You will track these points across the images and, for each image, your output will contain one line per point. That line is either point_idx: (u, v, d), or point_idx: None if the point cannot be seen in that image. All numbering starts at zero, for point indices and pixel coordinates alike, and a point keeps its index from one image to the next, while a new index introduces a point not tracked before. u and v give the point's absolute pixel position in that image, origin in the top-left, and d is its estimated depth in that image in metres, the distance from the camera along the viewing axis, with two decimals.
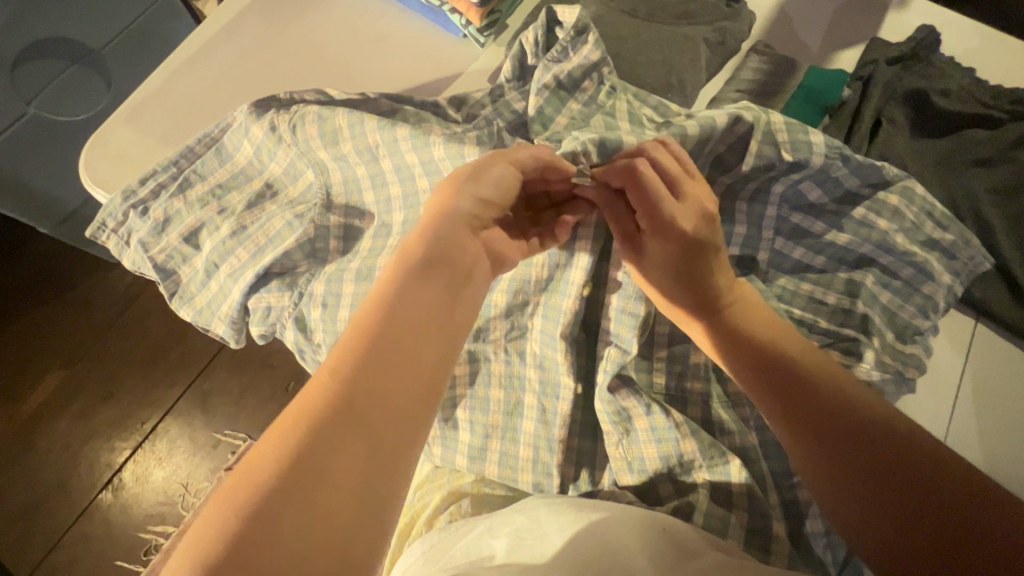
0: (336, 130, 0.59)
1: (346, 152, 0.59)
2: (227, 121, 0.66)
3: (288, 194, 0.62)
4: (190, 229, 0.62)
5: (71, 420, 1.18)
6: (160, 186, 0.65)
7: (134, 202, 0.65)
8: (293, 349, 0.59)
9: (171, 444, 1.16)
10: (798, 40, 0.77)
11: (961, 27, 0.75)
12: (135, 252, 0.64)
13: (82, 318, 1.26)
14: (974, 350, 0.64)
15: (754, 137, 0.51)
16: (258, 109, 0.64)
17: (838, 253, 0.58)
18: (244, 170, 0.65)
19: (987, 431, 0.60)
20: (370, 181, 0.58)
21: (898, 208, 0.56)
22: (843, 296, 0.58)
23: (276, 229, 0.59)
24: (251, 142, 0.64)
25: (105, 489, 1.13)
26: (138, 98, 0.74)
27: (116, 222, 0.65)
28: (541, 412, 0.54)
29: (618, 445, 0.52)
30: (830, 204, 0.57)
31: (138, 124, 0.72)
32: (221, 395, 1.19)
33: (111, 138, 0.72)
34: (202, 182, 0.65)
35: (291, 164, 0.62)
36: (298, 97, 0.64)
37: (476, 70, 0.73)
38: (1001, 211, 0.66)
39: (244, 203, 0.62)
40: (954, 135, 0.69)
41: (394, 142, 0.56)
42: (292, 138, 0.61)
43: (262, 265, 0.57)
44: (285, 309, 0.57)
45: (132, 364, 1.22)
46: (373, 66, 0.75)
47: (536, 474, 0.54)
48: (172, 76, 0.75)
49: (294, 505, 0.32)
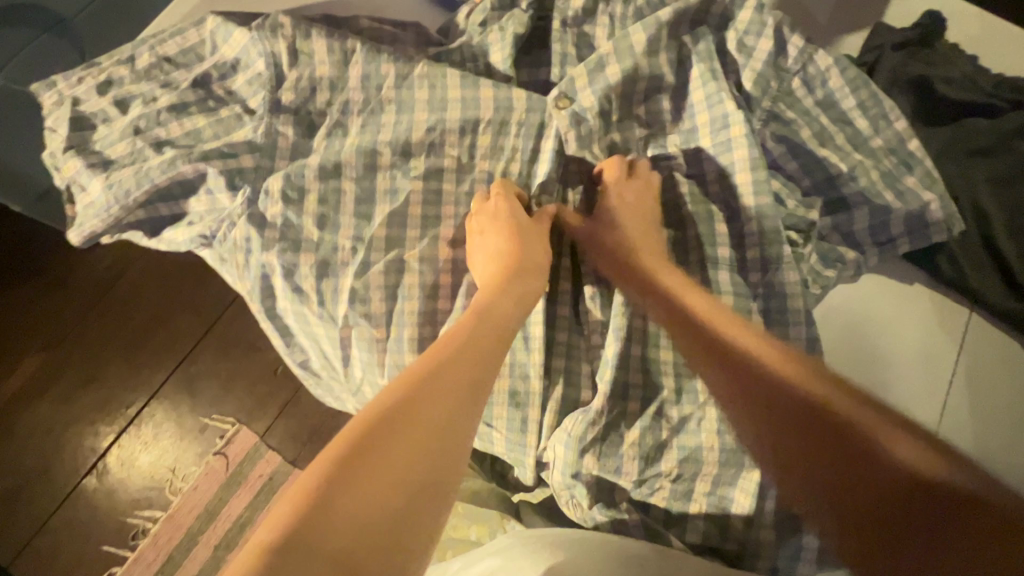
0: (369, 78, 0.66)
1: (384, 118, 0.66)
2: (203, 74, 0.70)
3: (245, 165, 0.65)
4: (141, 170, 0.65)
5: (51, 405, 1.05)
6: (120, 156, 0.67)
7: (92, 170, 0.67)
8: (286, 314, 0.66)
9: (157, 428, 1.04)
10: (809, 14, 0.76)
11: (966, 15, 0.75)
12: (87, 215, 0.67)
13: (47, 296, 1.10)
14: (969, 336, 0.65)
15: (696, 66, 0.64)
16: (261, 24, 0.67)
17: (826, 177, 0.65)
18: (201, 130, 0.67)
19: (980, 408, 0.62)
20: (390, 149, 0.65)
21: (857, 165, 0.63)
22: (803, 205, 0.65)
23: (243, 193, 0.65)
24: (245, 77, 0.70)
25: (89, 474, 1.01)
26: (110, 69, 0.71)
27: (81, 184, 0.68)
28: (538, 367, 0.59)
29: (590, 431, 0.55)
30: (806, 182, 0.66)
31: (112, 99, 0.69)
32: (209, 377, 1.06)
33: (92, 112, 0.70)
34: (160, 141, 0.67)
35: (299, 135, 0.67)
36: (266, 52, 0.67)
37: (474, 40, 0.69)
38: (1000, 201, 0.64)
39: (209, 130, 0.67)
40: (957, 122, 0.69)
41: (411, 100, 0.65)
42: (298, 101, 0.67)
43: (251, 238, 0.65)
44: (235, 216, 0.66)
45: (111, 345, 1.07)
46: (371, 31, 0.71)
47: (537, 450, 0.58)
48: (163, 54, 0.71)
49: (356, 489, 0.40)
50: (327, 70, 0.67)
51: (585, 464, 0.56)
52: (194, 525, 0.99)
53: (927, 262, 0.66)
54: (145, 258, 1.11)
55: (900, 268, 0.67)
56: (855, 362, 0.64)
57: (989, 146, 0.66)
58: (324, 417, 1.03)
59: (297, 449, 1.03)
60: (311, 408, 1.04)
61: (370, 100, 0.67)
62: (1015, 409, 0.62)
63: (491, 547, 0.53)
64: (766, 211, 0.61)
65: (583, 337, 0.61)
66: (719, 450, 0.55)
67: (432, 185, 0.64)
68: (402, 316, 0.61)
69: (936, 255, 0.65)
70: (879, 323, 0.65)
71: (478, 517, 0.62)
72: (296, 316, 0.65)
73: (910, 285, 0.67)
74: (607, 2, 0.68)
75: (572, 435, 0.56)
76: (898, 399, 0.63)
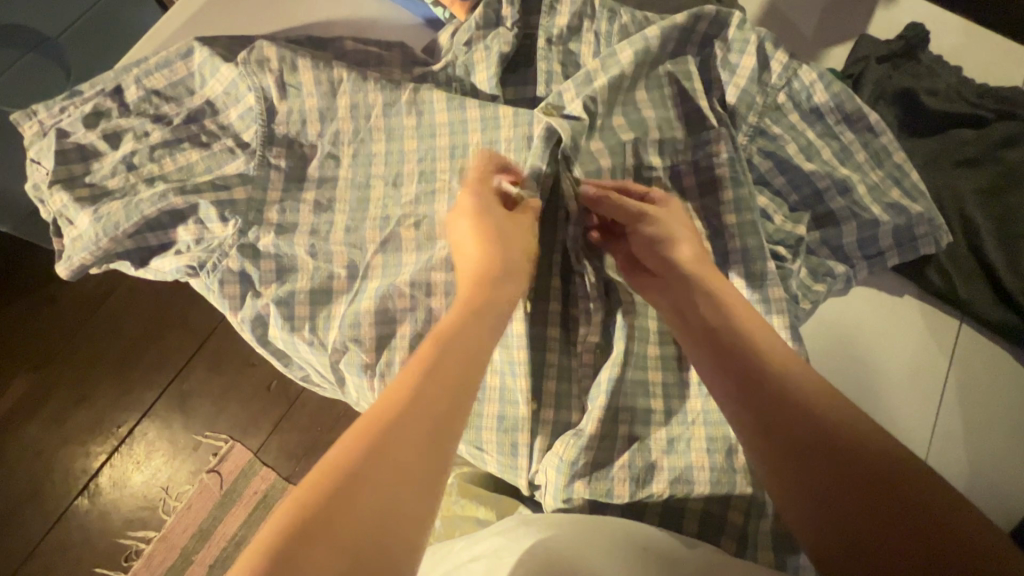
0: (358, 106, 0.67)
1: (375, 147, 0.67)
2: (195, 111, 0.71)
3: (237, 197, 0.66)
4: (131, 199, 0.65)
5: (42, 426, 1.04)
6: (110, 189, 0.67)
7: (80, 203, 0.66)
8: (277, 341, 0.64)
9: (149, 448, 1.03)
10: (793, 30, 0.77)
11: (948, 25, 0.75)
12: (75, 247, 0.66)
13: (36, 319, 1.09)
14: (960, 349, 0.65)
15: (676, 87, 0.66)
16: (246, 59, 0.68)
17: (813, 192, 0.65)
18: (194, 165, 0.68)
19: (971, 422, 0.62)
20: (383, 182, 0.66)
21: (845, 179, 0.63)
22: (789, 221, 0.65)
23: (234, 225, 0.65)
24: (237, 109, 0.70)
25: (81, 495, 1.00)
26: (97, 101, 0.70)
27: (68, 217, 0.68)
28: (531, 391, 0.58)
29: (582, 457, 0.55)
30: (793, 198, 0.66)
31: (102, 132, 0.69)
32: (201, 398, 1.05)
33: (78, 144, 0.69)
34: (152, 176, 0.67)
35: (291, 166, 0.68)
36: (254, 85, 0.68)
37: (461, 59, 0.69)
38: (987, 212, 0.65)
39: (200, 164, 0.68)
40: (943, 134, 0.69)
41: (399, 128, 0.66)
42: (290, 133, 0.69)
43: (245, 268, 0.64)
44: (223, 247, 0.65)
45: (103, 364, 1.07)
46: (357, 53, 0.71)
47: (531, 474, 0.58)
48: (152, 87, 0.71)
49: (365, 498, 0.37)
50: (316, 100, 0.67)
51: (576, 490, 0.55)
52: (188, 545, 0.98)
53: (916, 274, 0.66)
54: (137, 283, 1.10)
55: (889, 280, 0.68)
56: (847, 377, 0.64)
57: (977, 157, 0.67)
58: (319, 434, 1.02)
59: (291, 466, 1.01)
60: (305, 424, 1.03)
61: (359, 129, 0.67)
62: (1009, 420, 0.62)
63: (495, 528, 0.53)
64: (751, 229, 0.61)
65: (573, 358, 0.61)
66: (709, 469, 0.55)
67: (422, 207, 0.64)
68: (393, 341, 0.60)
69: (925, 266, 0.65)
70: (870, 336, 0.65)
71: (488, 499, 0.63)
72: (286, 344, 0.64)
73: (901, 297, 0.67)
74: (592, 20, 0.68)
75: (564, 459, 0.55)
76: (890, 410, 0.63)
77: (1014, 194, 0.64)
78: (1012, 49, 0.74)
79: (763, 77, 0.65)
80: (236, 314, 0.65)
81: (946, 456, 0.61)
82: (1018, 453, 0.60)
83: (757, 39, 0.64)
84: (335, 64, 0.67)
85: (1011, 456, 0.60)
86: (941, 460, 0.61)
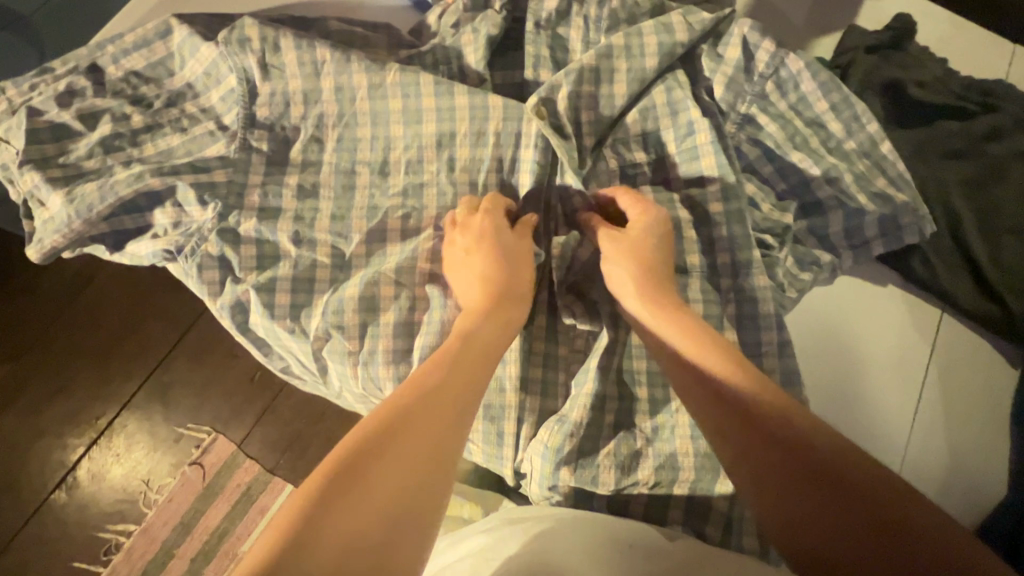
0: (342, 89, 0.65)
1: (361, 132, 0.65)
2: (176, 94, 0.69)
3: (217, 180, 0.64)
4: (107, 181, 0.63)
5: (16, 417, 1.01)
6: (85, 170, 0.65)
7: (53, 184, 0.64)
8: (258, 329, 0.63)
9: (129, 439, 1.01)
10: (781, 18, 0.77)
11: (933, 18, 0.76)
12: (47, 229, 0.64)
13: (10, 307, 1.06)
14: (941, 338, 0.65)
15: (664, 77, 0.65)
16: (227, 38, 0.66)
17: (799, 181, 0.65)
18: (175, 149, 0.66)
19: (950, 412, 0.63)
20: (368, 167, 0.65)
21: (831, 168, 0.63)
22: (775, 209, 0.65)
23: (214, 209, 0.63)
24: (220, 90, 0.68)
25: (58, 488, 0.98)
26: (70, 79, 0.68)
27: (39, 199, 0.65)
28: (516, 380, 0.57)
29: (567, 443, 0.55)
30: (780, 186, 0.66)
31: (77, 112, 0.67)
32: (182, 388, 1.03)
33: (50, 123, 0.66)
34: (129, 158, 0.66)
35: (273, 151, 0.66)
36: (237, 67, 0.66)
37: (448, 42, 0.68)
38: (971, 202, 0.65)
39: (179, 146, 0.66)
40: (928, 126, 0.69)
41: (385, 111, 0.64)
42: (273, 115, 0.67)
43: (224, 253, 0.63)
44: (205, 227, 0.63)
45: (81, 354, 1.04)
46: (342, 33, 0.70)
47: (515, 462, 0.57)
48: (132, 67, 0.70)
49: (371, 477, 0.40)
50: (299, 83, 0.65)
51: (561, 477, 0.55)
52: (169, 538, 0.96)
53: (899, 264, 0.66)
54: (113, 270, 1.07)
55: (873, 269, 0.68)
56: (830, 366, 0.64)
57: (962, 148, 0.67)
58: (303, 425, 1.01)
59: (275, 458, 1.00)
60: (290, 416, 1.01)
61: (344, 113, 0.65)
62: (983, 416, 0.63)
63: (477, 528, 0.52)
64: (735, 219, 0.61)
65: (560, 345, 0.60)
66: (694, 456, 0.55)
67: (410, 200, 0.63)
68: (377, 328, 0.59)
69: (908, 256, 0.66)
70: (852, 325, 0.66)
71: (472, 495, 0.62)
72: (267, 333, 0.62)
73: (882, 286, 0.67)
74: (581, 4, 0.67)
75: (550, 446, 0.55)
76: (872, 400, 0.63)
77: (993, 186, 0.65)
78: (995, 42, 0.75)
79: (753, 66, 0.65)
80: (215, 299, 0.63)
81: (927, 445, 0.62)
82: (994, 442, 0.62)
83: (741, 33, 0.64)
84: (319, 44, 0.65)
85: (983, 449, 0.62)
86: (922, 449, 0.61)
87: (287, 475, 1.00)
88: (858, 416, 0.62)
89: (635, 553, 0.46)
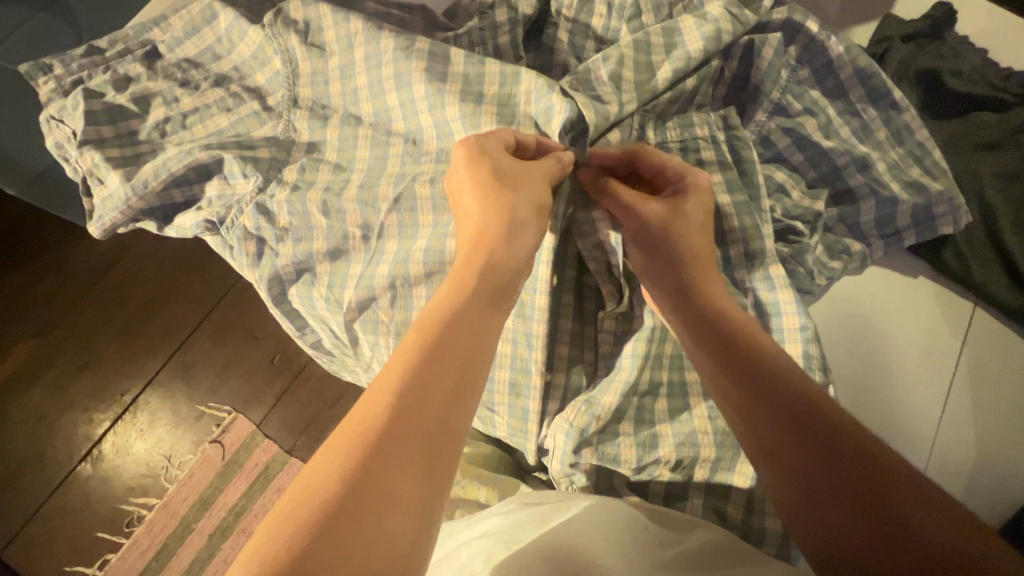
0: (370, 58, 0.63)
1: (389, 101, 0.63)
2: (223, 75, 0.71)
3: (260, 155, 0.66)
4: (162, 159, 0.66)
5: (47, 390, 1.04)
6: (140, 152, 0.69)
7: (110, 164, 0.67)
8: (295, 300, 0.66)
9: (153, 415, 1.03)
10: (815, 6, 0.76)
11: (973, 8, 0.75)
12: (106, 207, 0.68)
13: (50, 283, 1.09)
14: (972, 332, 0.64)
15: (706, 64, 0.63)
16: (272, 21, 0.68)
17: (831, 170, 0.65)
18: (224, 129, 0.68)
19: (980, 407, 0.61)
20: (402, 139, 0.64)
21: (865, 156, 0.62)
22: (804, 196, 0.65)
23: (255, 182, 0.66)
24: (265, 72, 0.70)
25: (85, 460, 1.00)
26: (127, 66, 0.72)
27: (98, 177, 0.69)
28: (536, 362, 0.57)
29: (593, 423, 0.55)
30: (811, 174, 0.65)
31: (131, 95, 0.70)
32: (205, 366, 1.05)
33: (106, 105, 0.69)
34: (180, 139, 0.68)
35: (312, 129, 0.67)
36: (282, 51, 0.68)
37: (483, 21, 0.68)
38: (1007, 195, 0.64)
39: (224, 126, 0.68)
40: (963, 117, 0.68)
41: (408, 74, 0.61)
42: (316, 96, 0.68)
43: (262, 227, 0.66)
44: (249, 195, 0.66)
45: (111, 330, 1.07)
46: (379, 15, 0.71)
47: (538, 438, 0.58)
48: (184, 54, 0.72)
49: (418, 404, 0.40)
50: (338, 60, 0.66)
51: (584, 457, 0.55)
52: (189, 513, 0.98)
53: (931, 256, 0.66)
54: (144, 248, 1.10)
55: (904, 260, 0.67)
56: (856, 354, 0.64)
57: (999, 139, 0.66)
58: (321, 408, 1.02)
59: (293, 438, 1.02)
60: (309, 397, 1.03)
61: (375, 83, 0.63)
62: (1019, 414, 0.61)
63: (501, 507, 0.53)
64: (764, 203, 0.61)
65: (585, 326, 0.61)
66: (713, 433, 0.55)
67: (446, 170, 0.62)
68: (409, 303, 0.59)
69: (940, 248, 0.65)
70: (880, 314, 0.65)
71: (489, 480, 0.62)
72: (302, 301, 0.66)
73: (914, 279, 0.67)
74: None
75: (575, 425, 0.55)
76: (899, 392, 0.62)
77: None
78: None
79: (790, 52, 0.64)
80: (255, 271, 0.67)
81: (953, 440, 0.61)
82: None
83: (782, 17, 0.64)
84: (354, 17, 0.64)
85: (1020, 451, 0.59)
86: (948, 443, 0.61)
87: (303, 455, 1.01)
88: (881, 407, 0.62)
89: (658, 544, 0.46)
